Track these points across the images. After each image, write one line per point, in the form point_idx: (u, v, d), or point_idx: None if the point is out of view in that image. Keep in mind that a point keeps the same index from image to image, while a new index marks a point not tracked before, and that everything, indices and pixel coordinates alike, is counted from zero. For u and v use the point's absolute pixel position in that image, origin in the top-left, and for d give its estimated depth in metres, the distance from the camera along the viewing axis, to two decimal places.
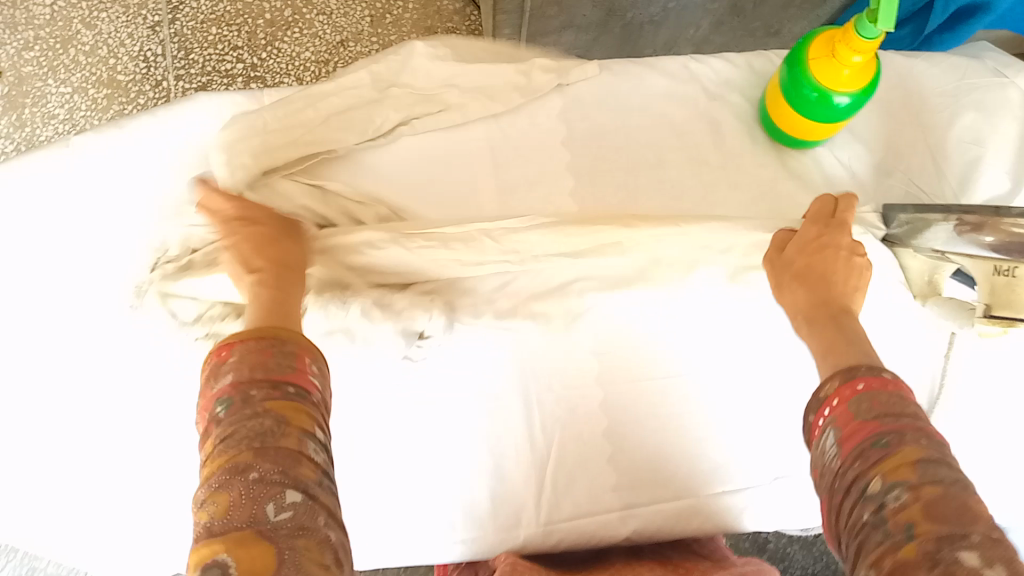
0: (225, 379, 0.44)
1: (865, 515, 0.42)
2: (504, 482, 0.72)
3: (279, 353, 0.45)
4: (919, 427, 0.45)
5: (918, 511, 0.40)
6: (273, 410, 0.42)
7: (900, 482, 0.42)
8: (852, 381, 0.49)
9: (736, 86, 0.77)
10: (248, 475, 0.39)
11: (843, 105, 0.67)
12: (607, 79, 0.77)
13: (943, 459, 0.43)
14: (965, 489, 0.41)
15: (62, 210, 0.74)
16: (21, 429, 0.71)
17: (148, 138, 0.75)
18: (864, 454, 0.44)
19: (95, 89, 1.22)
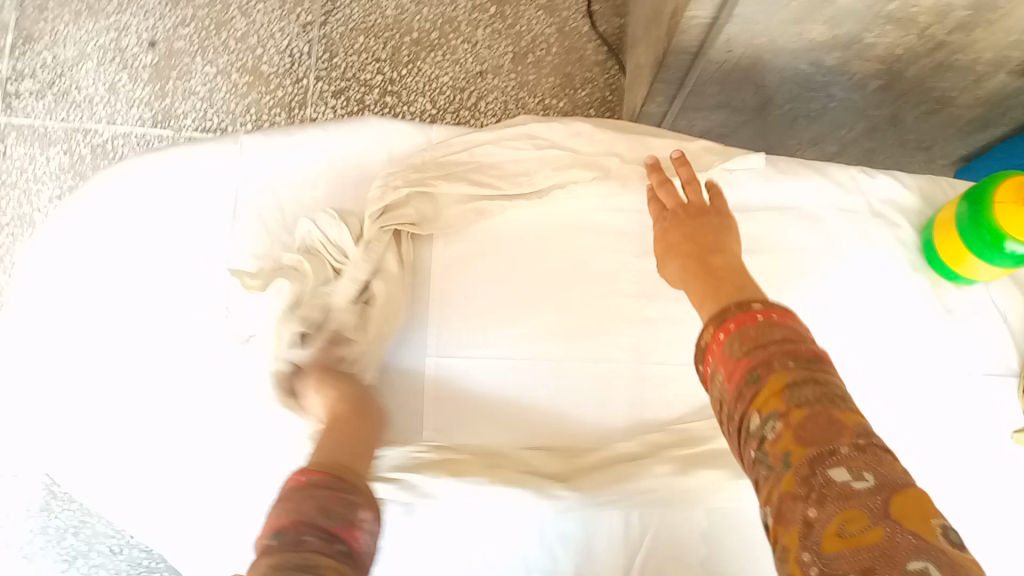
0: (289, 508, 0.44)
1: (751, 453, 0.40)
2: (592, 565, 0.68)
3: (343, 501, 0.46)
4: (787, 350, 0.42)
5: (791, 438, 0.38)
6: (322, 565, 0.41)
7: (773, 414, 0.39)
8: (723, 324, 0.46)
9: (902, 209, 0.75)
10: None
11: (1016, 253, 0.64)
12: (769, 174, 0.75)
13: (812, 378, 0.40)
14: (833, 402, 0.39)
15: (211, 202, 0.75)
16: (110, 414, 0.70)
17: (305, 149, 0.76)
18: (741, 393, 0.42)
19: (238, 75, 1.25)
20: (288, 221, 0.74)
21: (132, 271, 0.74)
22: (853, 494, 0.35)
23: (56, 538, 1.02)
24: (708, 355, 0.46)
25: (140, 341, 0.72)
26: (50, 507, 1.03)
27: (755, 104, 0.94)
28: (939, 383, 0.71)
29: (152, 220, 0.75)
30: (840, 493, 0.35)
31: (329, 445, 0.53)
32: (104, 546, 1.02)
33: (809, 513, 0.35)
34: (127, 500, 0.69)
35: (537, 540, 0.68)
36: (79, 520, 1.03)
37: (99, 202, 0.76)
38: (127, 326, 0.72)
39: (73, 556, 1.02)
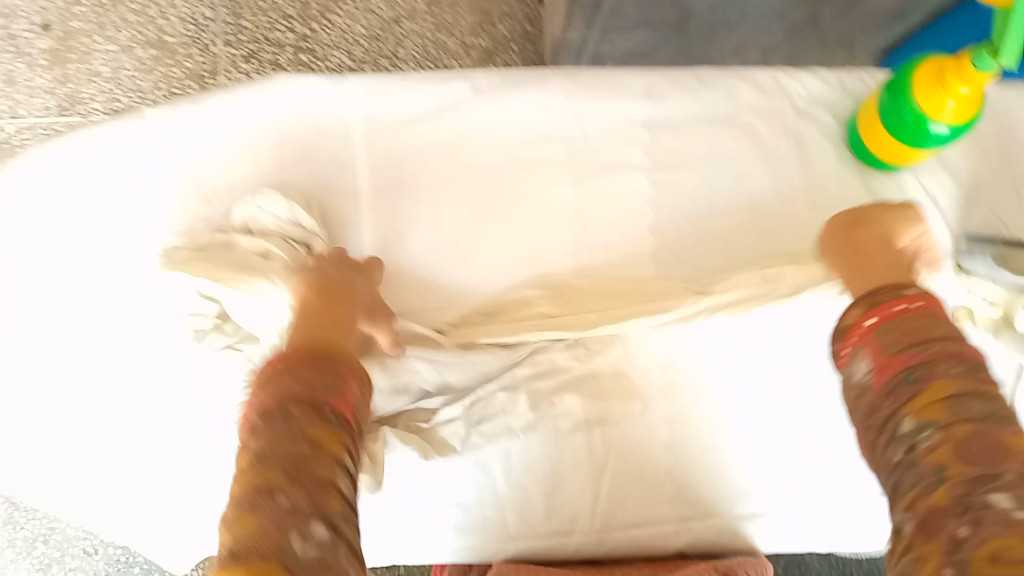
0: (274, 391, 0.47)
1: (898, 453, 0.47)
2: (562, 489, 0.72)
3: (327, 374, 0.49)
4: (948, 353, 0.49)
5: (948, 451, 0.45)
6: (313, 435, 0.45)
7: (932, 422, 0.46)
8: (885, 305, 0.53)
9: (825, 104, 0.76)
10: (277, 500, 0.42)
11: (940, 134, 0.65)
12: (693, 87, 0.75)
13: (977, 392, 0.46)
14: (997, 423, 0.45)
15: (120, 184, 0.71)
16: (64, 413, 0.69)
17: (218, 116, 0.72)
18: (892, 390, 0.49)
19: (142, 49, 1.19)
20: (201, 193, 0.70)
21: (59, 266, 0.70)
22: (1013, 521, 0.40)
23: (26, 549, 1.00)
24: (849, 337, 0.54)
25: (81, 335, 0.69)
26: (15, 519, 1.00)
27: (674, 19, 0.93)
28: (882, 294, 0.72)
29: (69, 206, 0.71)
30: (999, 518, 0.41)
31: (301, 329, 0.54)
32: (79, 549, 1.01)
33: (961, 531, 0.42)
34: (103, 496, 0.71)
35: (504, 472, 0.71)
36: (47, 528, 1.01)
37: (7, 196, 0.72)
38: (64, 322, 0.70)
39: (47, 563, 1.00)
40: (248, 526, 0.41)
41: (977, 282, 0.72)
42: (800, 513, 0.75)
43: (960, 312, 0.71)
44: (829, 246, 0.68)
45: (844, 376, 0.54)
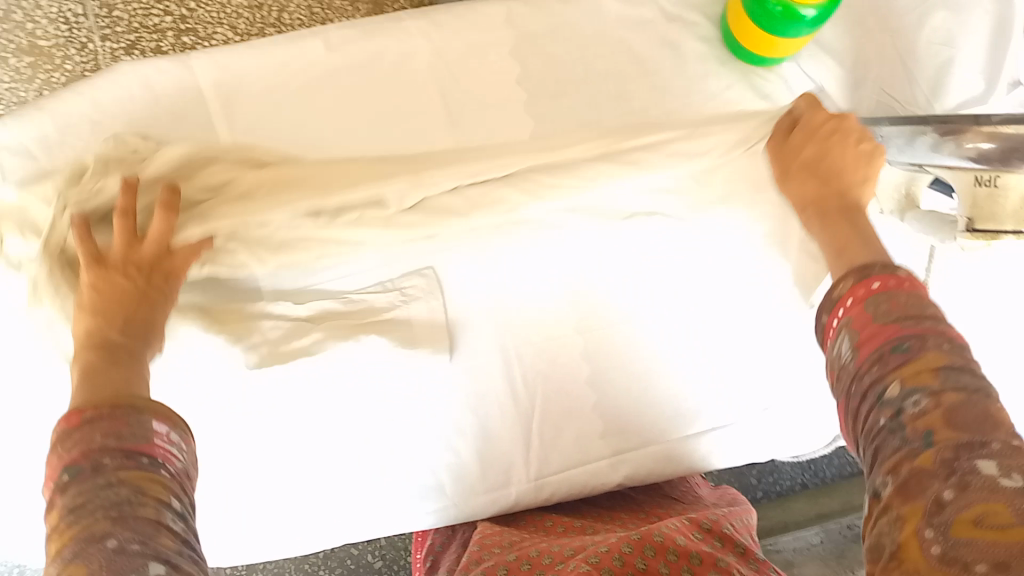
0: (76, 444, 0.41)
1: (882, 420, 0.41)
2: (491, 442, 0.71)
3: (131, 419, 0.43)
4: (942, 330, 0.42)
5: (939, 418, 0.39)
6: (131, 480, 0.40)
7: (921, 388, 0.40)
8: (867, 280, 0.46)
9: (697, 5, 0.73)
10: (106, 545, 0.37)
11: (808, 18, 0.62)
12: (557, 10, 0.71)
13: (968, 365, 0.41)
14: (988, 396, 0.39)
15: None
16: None
17: (59, 120, 0.66)
18: (882, 357, 0.42)
19: (14, 58, 0.98)
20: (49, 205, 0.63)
21: None
22: (998, 489, 0.36)
23: None
24: (840, 308, 0.47)
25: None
26: None
27: None
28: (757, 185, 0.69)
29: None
30: (984, 485, 0.36)
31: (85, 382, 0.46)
32: None
33: (943, 494, 0.37)
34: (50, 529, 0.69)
35: (434, 437, 0.70)
36: None
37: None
38: None
39: None
40: None
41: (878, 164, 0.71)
42: (738, 424, 0.75)
43: None
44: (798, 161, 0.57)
45: (829, 349, 0.47)
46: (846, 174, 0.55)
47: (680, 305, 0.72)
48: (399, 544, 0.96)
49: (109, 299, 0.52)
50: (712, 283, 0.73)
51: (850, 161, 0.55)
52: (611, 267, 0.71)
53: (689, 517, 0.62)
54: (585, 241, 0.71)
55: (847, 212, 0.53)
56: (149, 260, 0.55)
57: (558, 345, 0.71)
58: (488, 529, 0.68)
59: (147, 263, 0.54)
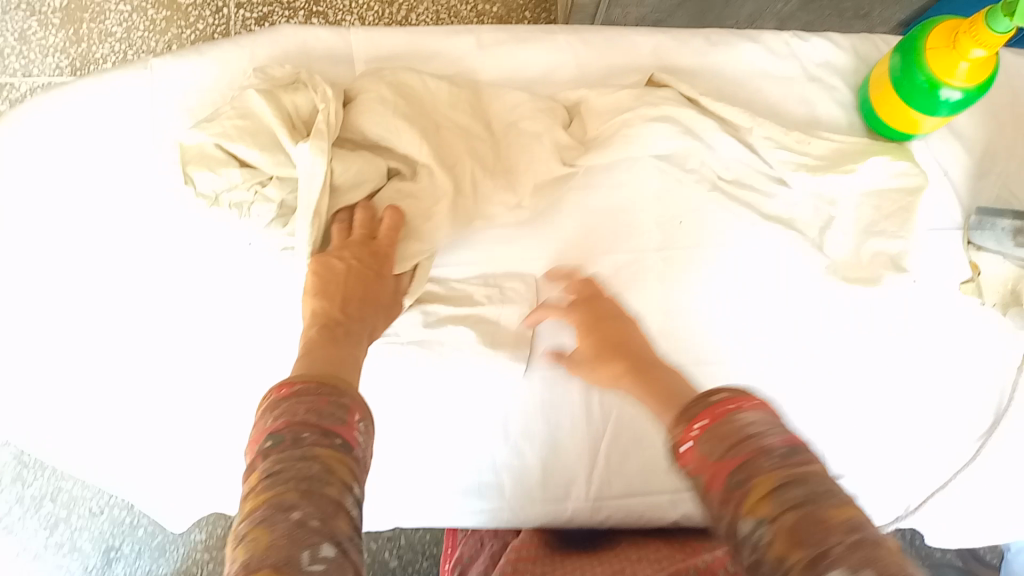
0: (281, 415, 0.42)
1: (749, 562, 0.37)
2: (558, 453, 0.71)
3: (335, 403, 0.44)
4: (768, 450, 0.39)
5: (784, 534, 0.36)
6: (322, 457, 0.40)
7: (761, 517, 0.37)
8: (692, 419, 0.43)
9: (839, 70, 0.74)
10: (290, 515, 0.36)
11: (952, 100, 0.63)
12: (700, 51, 0.74)
13: (795, 478, 0.37)
14: (817, 500, 0.36)
15: (111, 136, 0.71)
16: (65, 359, 0.71)
17: (217, 69, 0.71)
18: (728, 497, 0.39)
19: (154, 10, 1.09)
20: None
21: (77, 213, 0.71)
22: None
23: (33, 506, 0.95)
24: (681, 453, 0.43)
25: (106, 281, 0.71)
26: (23, 478, 0.96)
27: None
28: (867, 226, 0.69)
29: (99, 155, 0.71)
30: None
31: (317, 358, 0.50)
32: (85, 509, 0.96)
33: None
34: (134, 449, 0.72)
35: (502, 435, 0.70)
36: (54, 486, 0.96)
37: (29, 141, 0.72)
38: (79, 270, 0.71)
39: (54, 522, 0.95)
40: (261, 540, 0.35)
41: (986, 255, 0.72)
42: None
43: (968, 287, 0.72)
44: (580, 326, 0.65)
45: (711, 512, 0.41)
46: (626, 343, 0.62)
47: (764, 355, 0.72)
48: (417, 546, 0.96)
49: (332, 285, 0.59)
50: (751, 319, 0.72)
51: (620, 335, 0.63)
52: (704, 302, 0.72)
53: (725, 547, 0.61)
54: (674, 259, 0.72)
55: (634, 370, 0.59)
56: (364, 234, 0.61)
57: None
58: (525, 548, 0.66)
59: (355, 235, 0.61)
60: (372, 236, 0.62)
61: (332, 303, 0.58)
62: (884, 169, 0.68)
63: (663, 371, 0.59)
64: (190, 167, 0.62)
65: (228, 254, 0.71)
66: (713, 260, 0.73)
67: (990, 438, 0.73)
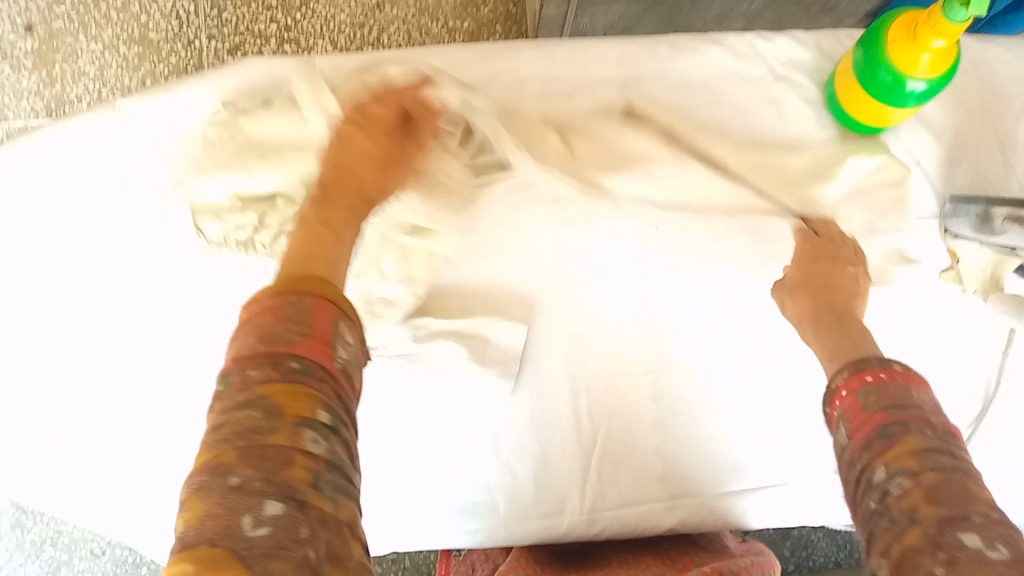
0: (236, 347, 0.42)
1: (870, 504, 0.43)
2: (550, 469, 0.70)
3: (296, 309, 0.43)
4: (924, 417, 0.45)
5: (919, 497, 0.40)
6: (265, 393, 0.39)
7: (902, 470, 0.42)
8: (862, 373, 0.50)
9: (804, 67, 0.75)
10: (226, 481, 0.36)
11: (917, 91, 0.64)
12: (666, 56, 0.74)
13: (945, 449, 0.43)
14: (963, 474, 0.42)
15: (83, 180, 0.71)
16: (53, 403, 0.71)
17: (187, 106, 0.71)
18: (869, 444, 0.45)
19: (126, 48, 1.09)
20: (172, 180, 0.71)
21: (54, 259, 0.71)
22: (986, 562, 0.37)
23: (34, 552, 0.95)
24: (836, 399, 0.50)
25: (87, 325, 0.71)
26: (22, 524, 0.95)
27: None
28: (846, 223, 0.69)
29: (72, 199, 0.71)
30: (973, 558, 0.37)
31: (298, 251, 0.52)
32: (87, 551, 0.96)
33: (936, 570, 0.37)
34: (127, 488, 0.72)
35: (492, 453, 0.70)
36: (54, 531, 0.95)
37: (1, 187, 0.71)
38: (59, 317, 0.71)
39: (56, 567, 0.95)
40: (199, 508, 0.36)
41: (964, 243, 0.70)
42: (796, 485, 0.73)
43: (948, 275, 0.72)
44: (802, 267, 0.66)
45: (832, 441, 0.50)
46: (835, 287, 0.65)
47: (749, 356, 0.72)
48: (422, 566, 0.95)
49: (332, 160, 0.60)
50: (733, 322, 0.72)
51: (844, 281, 0.65)
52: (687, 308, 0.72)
53: (728, 562, 0.59)
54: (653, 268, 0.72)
55: (841, 318, 0.62)
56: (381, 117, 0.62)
57: (626, 380, 0.71)
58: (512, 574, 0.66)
59: (372, 121, 0.62)
60: (378, 113, 0.62)
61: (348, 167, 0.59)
62: (858, 168, 0.69)
63: (858, 320, 0.62)
64: (200, 218, 0.66)
65: (211, 290, 0.71)
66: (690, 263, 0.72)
67: (980, 425, 0.73)
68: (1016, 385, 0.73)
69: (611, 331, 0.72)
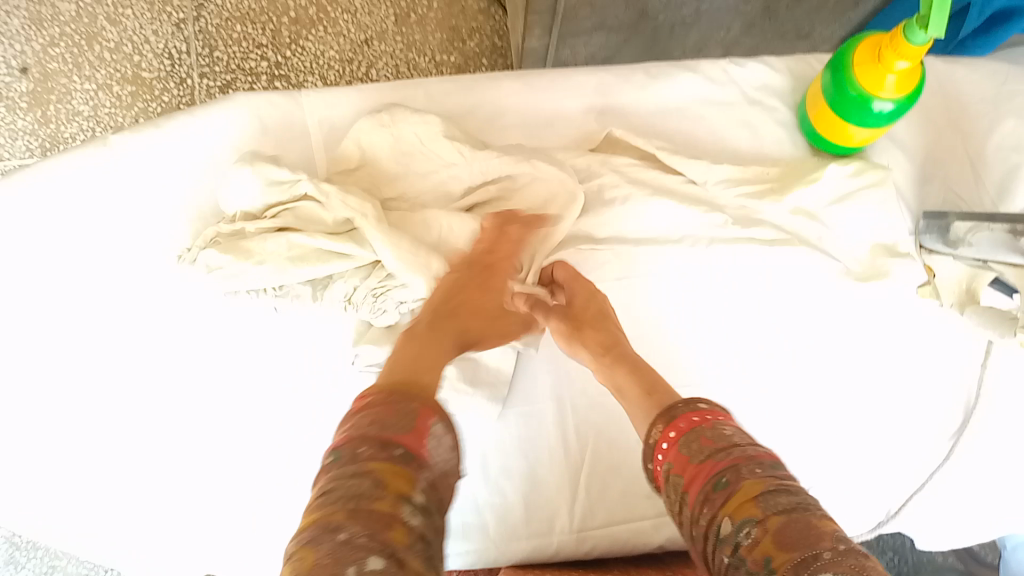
0: (348, 428, 0.45)
1: (726, 558, 0.42)
2: (539, 489, 0.71)
3: (403, 410, 0.46)
4: (750, 456, 0.45)
5: (769, 541, 0.40)
6: (375, 470, 0.41)
7: (748, 519, 0.41)
8: (674, 421, 0.51)
9: (777, 91, 0.77)
10: (337, 536, 0.38)
11: (886, 111, 0.65)
12: (643, 83, 0.76)
13: (781, 487, 0.43)
14: (805, 511, 0.41)
15: (76, 214, 0.72)
16: (45, 434, 0.72)
17: (178, 141, 0.73)
18: (707, 497, 0.45)
19: (119, 86, 1.11)
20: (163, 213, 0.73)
21: (46, 292, 0.72)
22: None
23: None
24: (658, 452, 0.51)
25: (80, 355, 0.72)
26: (16, 558, 0.95)
27: (630, 18, 0.91)
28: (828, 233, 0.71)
29: (65, 233, 0.72)
30: None
31: (398, 363, 0.54)
32: None
33: None
34: (122, 517, 0.73)
35: (480, 476, 0.71)
36: (49, 566, 0.95)
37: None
38: (52, 348, 0.72)
39: None
40: (308, 559, 0.37)
41: (940, 259, 0.70)
42: None
43: (924, 290, 0.72)
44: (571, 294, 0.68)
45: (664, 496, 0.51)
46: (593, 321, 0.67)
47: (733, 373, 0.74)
48: None
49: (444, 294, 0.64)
50: (715, 340, 0.74)
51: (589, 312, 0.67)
52: (670, 327, 0.74)
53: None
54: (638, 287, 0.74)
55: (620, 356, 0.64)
56: (473, 254, 0.66)
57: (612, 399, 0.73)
58: None
59: (490, 263, 0.66)
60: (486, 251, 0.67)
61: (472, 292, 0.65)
62: (839, 172, 0.71)
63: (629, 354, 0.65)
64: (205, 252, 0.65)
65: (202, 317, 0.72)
66: (673, 278, 0.74)
67: (962, 435, 0.74)
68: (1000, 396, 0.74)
69: None
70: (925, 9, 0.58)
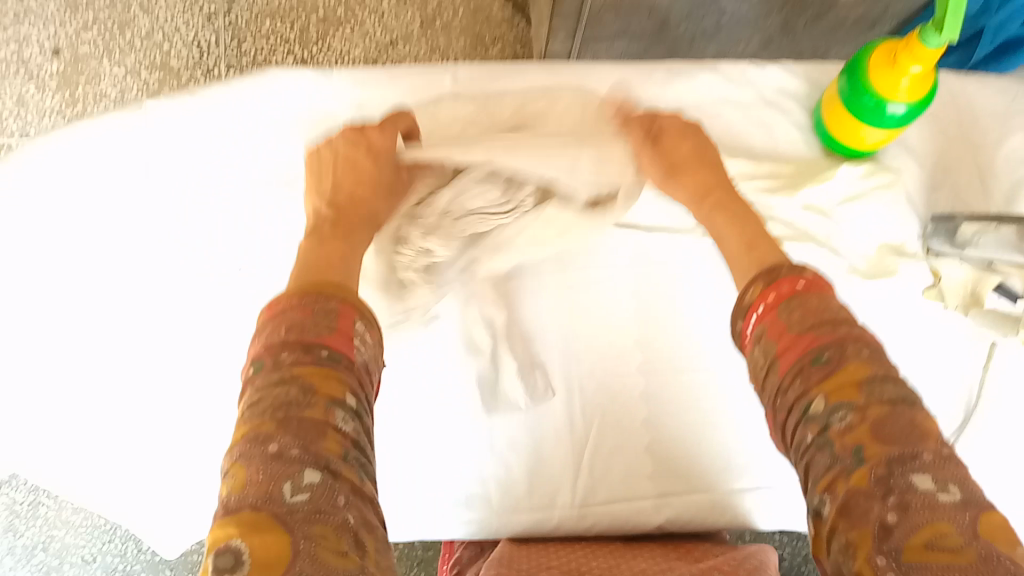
0: (264, 337, 0.47)
1: (811, 435, 0.44)
2: (543, 463, 0.72)
3: (324, 312, 0.49)
4: (855, 335, 0.47)
5: (865, 432, 0.42)
6: (301, 375, 0.44)
7: (845, 404, 0.43)
8: (779, 286, 0.52)
9: (794, 95, 0.80)
10: (267, 447, 0.40)
11: (898, 114, 0.68)
12: (664, 80, 0.79)
13: (887, 376, 0.44)
14: (909, 406, 0.43)
15: (107, 172, 0.75)
16: (44, 391, 0.71)
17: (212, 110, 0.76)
18: (804, 369, 0.46)
19: (147, 72, 1.14)
20: (191, 176, 0.75)
21: (68, 246, 0.74)
22: (937, 505, 0.39)
23: (25, 556, 1.00)
24: (754, 313, 0.53)
25: (90, 310, 0.72)
26: (15, 527, 1.00)
27: (652, 27, 0.94)
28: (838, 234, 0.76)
29: (94, 189, 0.75)
30: (924, 502, 0.39)
31: (304, 265, 0.56)
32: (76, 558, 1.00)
33: (886, 517, 0.39)
34: (121, 475, 0.72)
35: (487, 447, 0.72)
36: (46, 535, 1.00)
37: (25, 178, 0.75)
38: (63, 304, 0.73)
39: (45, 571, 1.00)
40: (241, 473, 0.40)
41: (946, 261, 0.73)
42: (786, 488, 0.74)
43: (930, 293, 0.74)
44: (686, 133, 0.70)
45: (750, 354, 0.52)
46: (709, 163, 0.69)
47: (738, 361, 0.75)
48: None
49: (340, 187, 0.67)
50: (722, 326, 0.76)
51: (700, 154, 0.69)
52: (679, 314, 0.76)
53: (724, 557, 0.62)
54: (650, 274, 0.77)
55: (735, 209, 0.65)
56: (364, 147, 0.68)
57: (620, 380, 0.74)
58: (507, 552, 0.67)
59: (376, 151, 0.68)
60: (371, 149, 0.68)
61: (351, 179, 0.67)
62: (850, 174, 0.75)
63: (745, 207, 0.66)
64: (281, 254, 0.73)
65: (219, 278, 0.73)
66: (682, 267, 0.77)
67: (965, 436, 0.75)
68: (998, 400, 0.75)
69: (607, 332, 0.75)
70: (942, 12, 0.61)
